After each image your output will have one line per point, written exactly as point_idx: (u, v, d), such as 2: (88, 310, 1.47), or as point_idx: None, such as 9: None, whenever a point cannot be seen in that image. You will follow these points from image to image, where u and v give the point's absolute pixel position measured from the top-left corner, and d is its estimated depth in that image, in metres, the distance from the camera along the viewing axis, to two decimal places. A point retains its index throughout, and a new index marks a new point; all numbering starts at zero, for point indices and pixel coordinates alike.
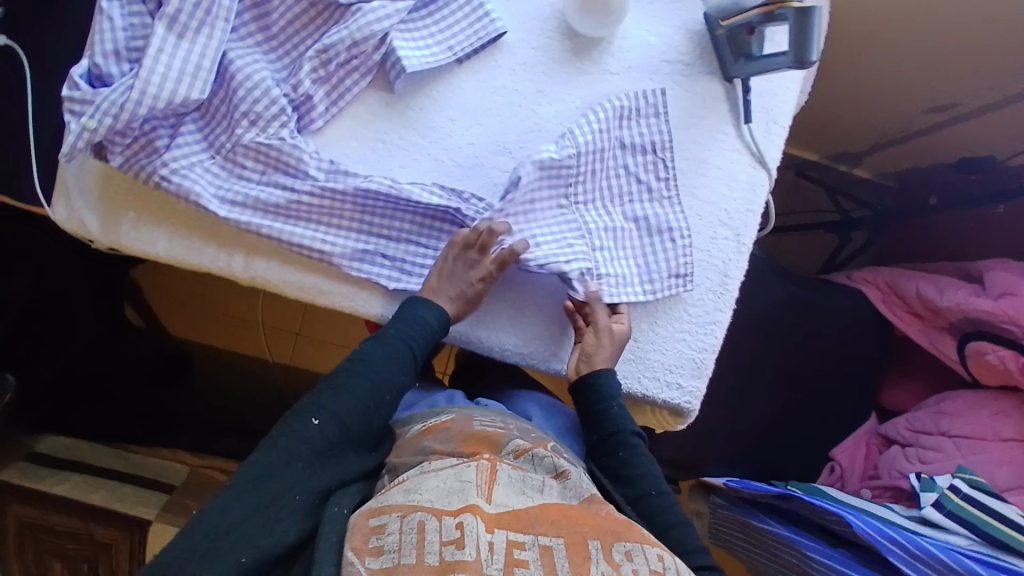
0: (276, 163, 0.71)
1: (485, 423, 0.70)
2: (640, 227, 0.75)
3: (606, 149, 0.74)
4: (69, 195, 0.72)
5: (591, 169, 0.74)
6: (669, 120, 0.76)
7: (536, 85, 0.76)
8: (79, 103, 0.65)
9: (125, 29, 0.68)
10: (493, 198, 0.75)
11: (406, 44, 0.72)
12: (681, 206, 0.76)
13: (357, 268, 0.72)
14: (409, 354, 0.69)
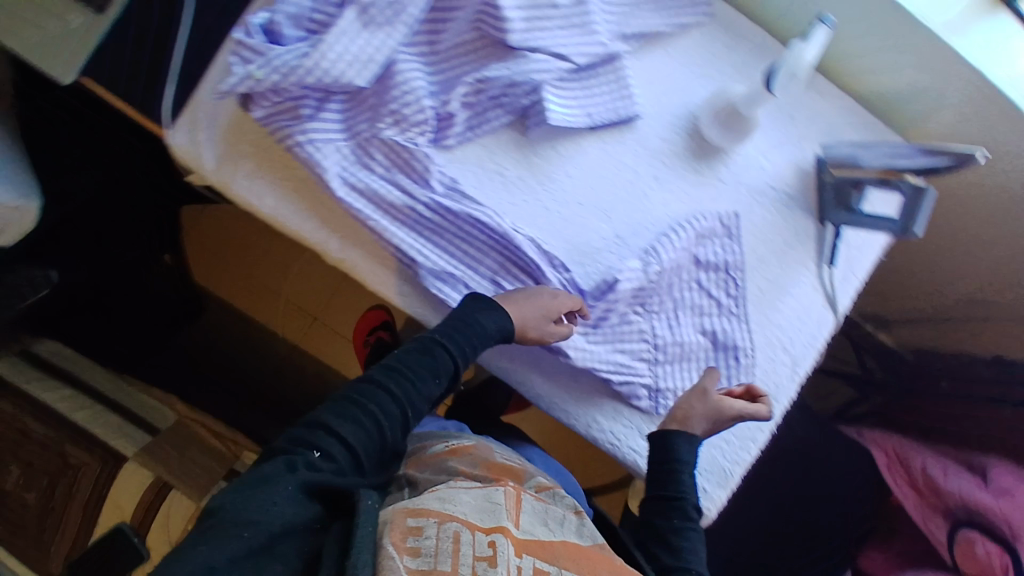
0: (401, 165, 0.75)
1: (503, 457, 0.80)
2: (708, 331, 0.79)
3: (686, 256, 0.78)
4: (194, 125, 0.76)
5: (674, 267, 0.77)
6: (747, 246, 0.80)
7: (654, 171, 0.80)
8: (249, 50, 0.68)
9: (313, 1, 0.71)
10: (580, 263, 0.78)
11: (556, 100, 0.76)
12: (750, 324, 0.79)
13: (441, 286, 0.74)
14: (451, 362, 0.73)
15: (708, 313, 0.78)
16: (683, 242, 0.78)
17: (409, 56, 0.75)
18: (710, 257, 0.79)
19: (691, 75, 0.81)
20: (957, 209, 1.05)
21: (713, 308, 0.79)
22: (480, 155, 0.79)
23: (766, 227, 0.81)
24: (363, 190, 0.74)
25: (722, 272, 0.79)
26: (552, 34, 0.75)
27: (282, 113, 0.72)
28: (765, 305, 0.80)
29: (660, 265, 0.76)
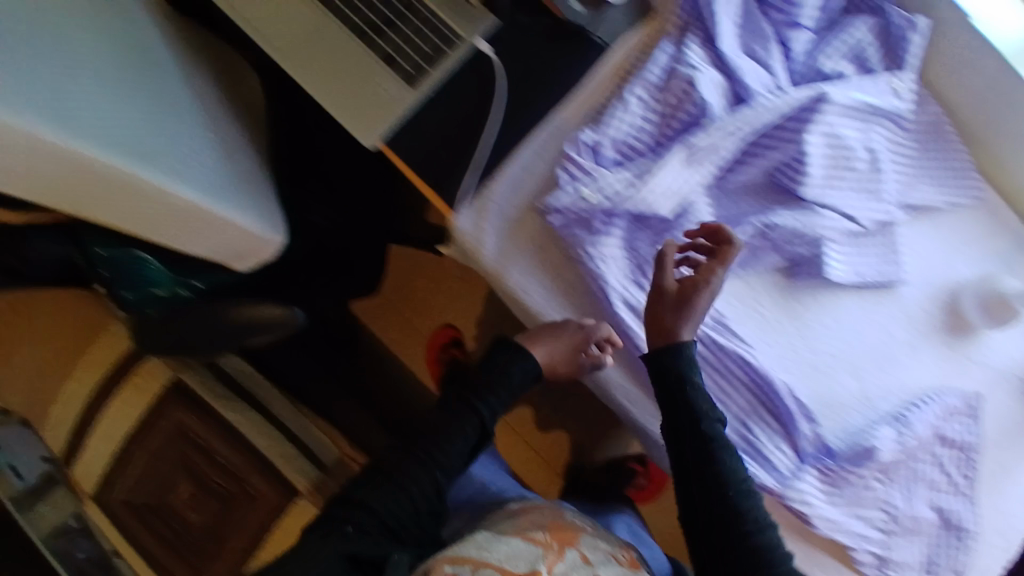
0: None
1: (587, 534, 0.81)
2: (939, 510, 0.79)
3: (936, 430, 0.78)
4: (485, 211, 0.80)
5: (924, 441, 0.78)
6: (992, 425, 0.82)
7: (908, 337, 0.81)
8: (575, 168, 0.72)
9: (636, 128, 0.73)
10: (828, 418, 0.78)
11: (836, 256, 0.78)
12: (978, 507, 0.80)
13: None
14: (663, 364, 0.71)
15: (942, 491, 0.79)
16: (928, 414, 0.78)
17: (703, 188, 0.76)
18: (949, 435, 0.79)
19: (952, 253, 0.83)
20: None
21: (947, 486, 0.79)
22: (743, 288, 0.79)
23: (998, 414, 0.82)
24: (637, 309, 0.75)
25: (958, 450, 0.80)
26: (840, 192, 0.77)
27: (577, 221, 0.74)
28: (988, 489, 0.81)
29: (907, 439, 0.77)
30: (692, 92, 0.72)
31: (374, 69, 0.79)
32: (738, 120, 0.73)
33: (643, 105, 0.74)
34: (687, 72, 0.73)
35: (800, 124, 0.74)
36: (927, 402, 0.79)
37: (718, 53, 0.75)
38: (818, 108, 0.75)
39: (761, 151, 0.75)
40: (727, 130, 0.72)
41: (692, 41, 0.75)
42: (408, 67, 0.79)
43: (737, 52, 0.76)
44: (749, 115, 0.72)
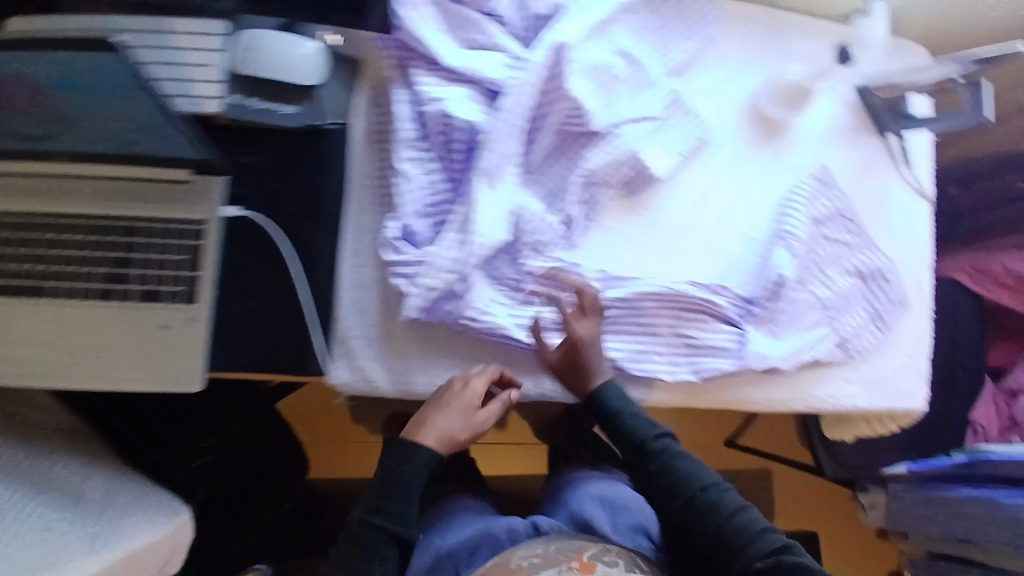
0: (659, 304, 0.80)
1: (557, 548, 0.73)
2: (859, 279, 0.87)
3: (813, 235, 0.86)
4: (354, 352, 0.75)
5: (808, 251, 0.85)
6: (843, 191, 0.89)
7: (746, 167, 0.86)
8: (408, 266, 0.67)
9: (426, 187, 0.69)
10: (743, 289, 0.84)
11: (647, 153, 0.81)
12: (883, 251, 0.89)
13: (638, 365, 0.80)
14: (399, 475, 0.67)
15: (849, 264, 0.87)
16: (808, 212, 0.86)
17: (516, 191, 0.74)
18: (822, 214, 0.87)
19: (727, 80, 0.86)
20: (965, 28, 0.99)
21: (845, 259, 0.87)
22: (622, 226, 0.82)
23: (849, 163, 0.89)
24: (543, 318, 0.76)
25: (841, 217, 0.87)
26: (600, 96, 0.77)
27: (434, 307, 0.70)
28: (878, 227, 0.90)
29: (801, 236, 0.85)
30: (451, 122, 0.69)
31: (142, 313, 0.68)
32: (509, 119, 0.70)
33: (420, 165, 0.69)
34: (434, 111, 0.68)
35: (556, 80, 0.74)
36: (792, 225, 0.85)
37: (447, 70, 0.71)
38: (561, 51, 0.73)
39: (541, 122, 0.75)
40: (504, 137, 0.70)
41: (415, 74, 0.70)
42: (178, 287, 0.70)
43: (458, 50, 0.72)
44: (518, 104, 0.71)
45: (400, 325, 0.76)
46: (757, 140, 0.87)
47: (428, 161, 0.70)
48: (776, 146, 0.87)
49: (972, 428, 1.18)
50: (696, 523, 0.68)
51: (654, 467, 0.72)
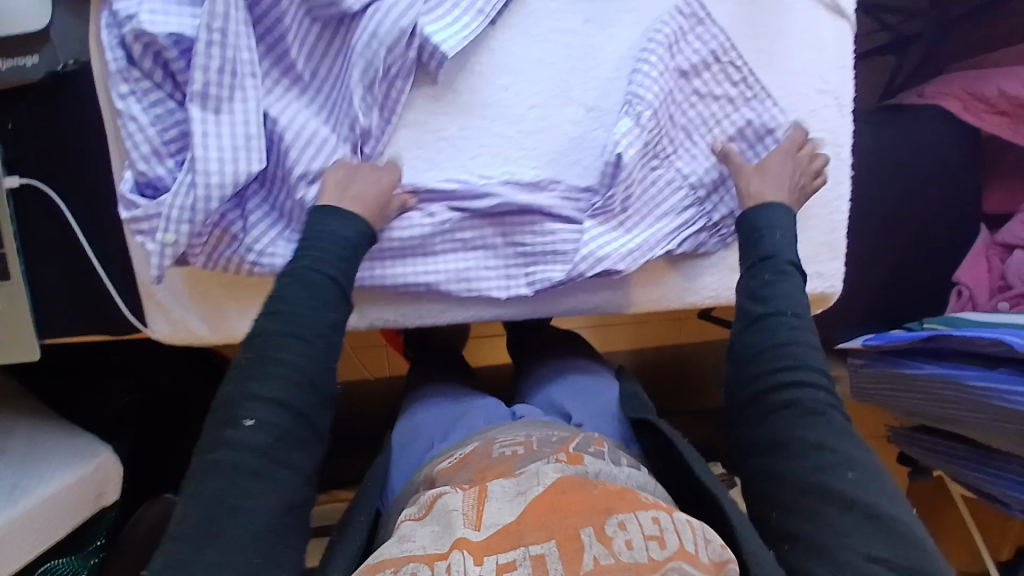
0: (506, 214, 0.67)
1: (504, 444, 0.61)
2: (740, 142, 0.70)
3: (675, 89, 0.69)
4: (164, 307, 0.69)
5: (669, 119, 0.69)
6: (722, 26, 0.69)
7: (581, 15, 0.68)
8: (146, 222, 0.59)
9: (155, 123, 0.59)
10: (588, 179, 0.69)
11: (436, 26, 0.65)
12: (774, 100, 0.69)
13: (467, 287, 0.67)
14: (330, 282, 0.56)
15: (725, 120, 0.70)
16: (665, 58, 0.67)
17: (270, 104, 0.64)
18: (692, 61, 0.69)
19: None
20: None
21: (717, 120, 0.70)
22: (438, 121, 0.68)
23: None
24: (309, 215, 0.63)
25: (719, 63, 0.69)
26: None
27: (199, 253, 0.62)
28: (773, 64, 0.70)
29: (659, 87, 0.67)
30: (155, 41, 0.58)
31: None
32: (213, 11, 0.58)
33: (140, 99, 0.60)
34: (130, 29, 0.58)
35: None
36: (645, 76, 0.67)
37: None
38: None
39: (280, 16, 0.64)
40: (216, 37, 0.58)
41: None
42: None
43: None
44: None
45: (206, 272, 0.68)
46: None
47: (153, 92, 0.60)
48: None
49: (957, 290, 1.02)
50: (766, 333, 0.59)
51: (756, 280, 0.61)
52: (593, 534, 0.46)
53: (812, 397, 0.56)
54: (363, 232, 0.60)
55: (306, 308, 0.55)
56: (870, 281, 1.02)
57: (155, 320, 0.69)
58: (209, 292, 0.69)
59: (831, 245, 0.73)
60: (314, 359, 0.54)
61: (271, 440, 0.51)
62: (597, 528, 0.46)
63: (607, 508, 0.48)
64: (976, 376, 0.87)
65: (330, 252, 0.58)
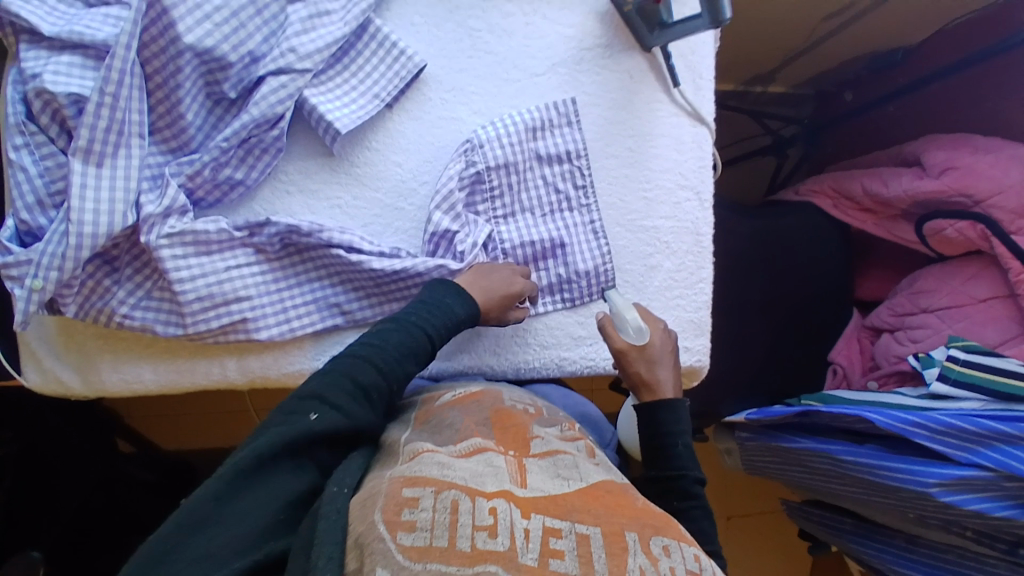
0: (351, 276, 0.72)
1: (515, 400, 0.67)
2: (590, 226, 0.77)
3: (524, 162, 0.75)
4: (36, 355, 0.69)
5: (511, 183, 0.75)
6: (583, 127, 0.77)
7: (471, 106, 0.75)
8: (17, 268, 0.60)
9: (42, 174, 0.62)
10: (411, 242, 0.74)
11: (330, 105, 0.70)
12: (599, 209, 0.77)
13: (302, 328, 0.70)
14: (426, 338, 0.63)
15: (569, 204, 0.77)
16: (518, 136, 0.74)
17: (159, 161, 0.66)
18: (553, 150, 0.75)
19: (449, 7, 0.75)
20: None
21: (563, 204, 0.77)
22: (332, 190, 0.73)
23: (600, 90, 0.77)
24: (202, 274, 0.66)
25: (568, 162, 0.76)
26: (263, 37, 0.67)
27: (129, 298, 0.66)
28: (642, 156, 0.78)
29: (499, 154, 0.74)
30: (51, 100, 0.61)
31: None
32: (106, 77, 0.60)
33: (33, 152, 0.62)
34: (33, 87, 0.61)
35: (167, 30, 0.63)
36: (484, 143, 0.73)
37: (46, 37, 0.63)
38: None
39: (175, 78, 0.64)
40: (107, 101, 0.60)
41: (19, 49, 0.63)
42: None
43: (65, 12, 0.64)
44: (115, 54, 0.60)
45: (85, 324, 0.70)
46: (493, 68, 0.76)
47: (45, 145, 0.62)
48: (508, 74, 0.76)
49: (833, 367, 1.09)
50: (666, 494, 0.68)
51: (656, 465, 0.69)
52: (638, 542, 0.48)
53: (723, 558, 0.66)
54: (471, 313, 0.67)
55: (397, 348, 0.62)
56: (753, 356, 1.08)
57: (25, 370, 0.69)
58: (86, 346, 0.70)
59: (696, 323, 0.79)
60: (357, 384, 0.59)
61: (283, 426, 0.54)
62: (642, 537, 0.49)
63: (653, 527, 0.51)
64: (845, 451, 0.90)
65: (440, 315, 0.65)
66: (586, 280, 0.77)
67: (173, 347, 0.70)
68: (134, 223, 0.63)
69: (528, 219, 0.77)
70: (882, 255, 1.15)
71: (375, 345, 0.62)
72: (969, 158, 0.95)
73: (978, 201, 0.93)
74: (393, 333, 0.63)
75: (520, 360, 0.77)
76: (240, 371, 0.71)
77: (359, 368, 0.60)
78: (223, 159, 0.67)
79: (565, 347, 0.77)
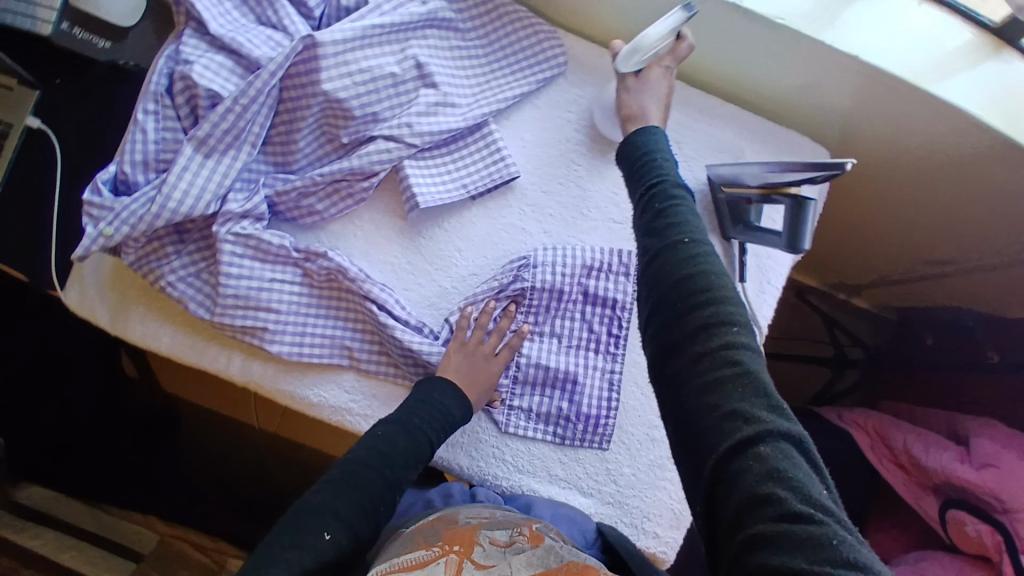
0: (372, 331, 0.76)
1: (471, 516, 0.64)
2: (605, 376, 0.78)
3: (568, 294, 0.77)
4: (84, 283, 0.76)
5: (548, 307, 0.77)
6: (637, 282, 0.79)
7: (543, 225, 0.79)
8: (98, 209, 0.67)
9: (158, 142, 0.70)
10: (436, 323, 0.77)
11: (422, 180, 0.76)
12: (622, 361, 0.78)
13: (308, 356, 0.74)
14: (428, 444, 0.65)
15: (595, 347, 0.78)
16: (572, 270, 0.77)
17: (260, 169, 0.74)
18: (600, 293, 0.77)
19: (559, 135, 0.81)
20: (890, 154, 0.88)
21: (590, 344, 0.78)
22: (391, 248, 0.77)
23: None
24: (249, 276, 0.72)
25: (609, 309, 0.78)
26: (390, 104, 0.74)
27: (179, 270, 0.72)
28: None
29: (548, 280, 0.76)
30: (194, 89, 0.70)
31: None
32: (244, 90, 0.69)
33: (158, 120, 0.71)
34: (181, 71, 0.70)
35: (312, 71, 0.72)
36: (539, 264, 0.76)
37: (211, 34, 0.73)
38: (323, 44, 0.71)
39: (303, 111, 0.73)
40: (236, 109, 0.69)
41: (184, 32, 0.73)
42: None
43: (234, 19, 0.74)
44: (260, 75, 0.69)
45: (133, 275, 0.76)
46: (577, 201, 0.80)
47: (172, 121, 0.72)
48: (588, 210, 0.80)
49: None
50: (683, 293, 0.47)
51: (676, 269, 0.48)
52: None
53: (806, 513, 0.38)
54: (465, 414, 0.70)
55: (403, 454, 0.63)
56: None
57: (69, 290, 0.76)
58: (126, 291, 0.76)
59: (674, 513, 0.76)
60: (370, 496, 0.60)
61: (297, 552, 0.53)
62: None
63: None
64: None
65: (440, 419, 0.67)
66: (582, 426, 0.77)
67: (200, 331, 0.76)
68: (213, 212, 0.71)
69: (553, 345, 0.78)
70: (901, 515, 1.07)
71: (388, 458, 0.62)
72: (1015, 462, 0.91)
73: (1009, 512, 0.88)
74: (405, 441, 0.64)
75: (490, 472, 0.76)
76: (242, 369, 0.75)
77: (368, 482, 0.60)
78: (310, 188, 0.73)
79: (537, 479, 0.76)
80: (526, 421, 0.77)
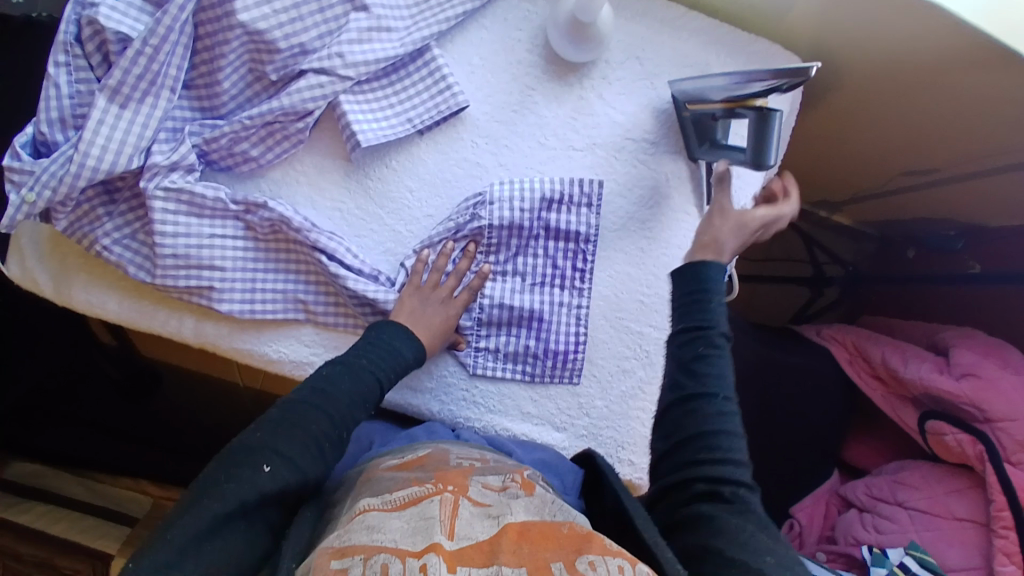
0: (325, 281, 0.72)
1: (462, 456, 0.63)
2: (573, 312, 0.75)
3: (529, 228, 0.73)
4: (24, 253, 0.72)
5: (509, 244, 0.74)
6: (601, 212, 0.75)
7: (498, 157, 0.74)
8: (19, 174, 0.62)
9: (71, 96, 0.64)
10: (392, 269, 0.73)
11: (361, 117, 0.70)
12: (590, 295, 0.75)
13: (259, 312, 0.71)
14: (376, 384, 0.63)
15: (560, 282, 0.75)
16: (532, 204, 0.73)
17: (185, 117, 0.68)
18: (562, 226, 0.74)
19: (509, 58, 0.74)
20: (863, 59, 0.83)
21: (555, 279, 0.75)
22: (338, 192, 0.73)
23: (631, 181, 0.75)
24: (186, 233, 0.67)
25: (573, 242, 0.75)
26: (318, 34, 0.68)
27: (113, 232, 0.68)
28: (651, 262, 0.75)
29: (506, 216, 0.72)
30: (101, 33, 0.64)
31: None
32: (153, 29, 0.63)
33: (70, 72, 0.64)
34: (87, 15, 0.63)
35: (225, 3, 0.65)
36: (496, 198, 0.72)
37: None
38: None
39: (221, 48, 0.66)
40: (147, 51, 0.63)
41: None
42: None
43: None
44: (168, 11, 0.63)
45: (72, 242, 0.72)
46: (533, 129, 0.74)
47: (85, 72, 0.65)
48: (545, 138, 0.75)
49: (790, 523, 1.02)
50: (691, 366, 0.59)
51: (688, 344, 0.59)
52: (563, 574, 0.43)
53: (750, 559, 0.48)
54: (418, 354, 0.68)
55: (349, 393, 0.60)
56: None
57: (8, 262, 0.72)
58: (67, 259, 0.72)
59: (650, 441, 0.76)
60: (314, 435, 0.57)
61: (235, 484, 0.52)
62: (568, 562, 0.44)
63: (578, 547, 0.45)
64: None
65: (390, 360, 0.65)
66: (550, 363, 0.75)
67: (147, 294, 0.72)
68: (139, 167, 0.66)
69: (517, 282, 0.75)
70: (879, 427, 1.08)
71: (333, 396, 0.59)
72: (993, 370, 0.91)
73: (988, 418, 0.89)
74: (351, 382, 0.61)
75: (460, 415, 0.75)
76: (194, 331, 0.72)
77: (312, 420, 0.57)
78: (242, 134, 0.68)
79: (508, 419, 0.75)
80: (494, 362, 0.75)
